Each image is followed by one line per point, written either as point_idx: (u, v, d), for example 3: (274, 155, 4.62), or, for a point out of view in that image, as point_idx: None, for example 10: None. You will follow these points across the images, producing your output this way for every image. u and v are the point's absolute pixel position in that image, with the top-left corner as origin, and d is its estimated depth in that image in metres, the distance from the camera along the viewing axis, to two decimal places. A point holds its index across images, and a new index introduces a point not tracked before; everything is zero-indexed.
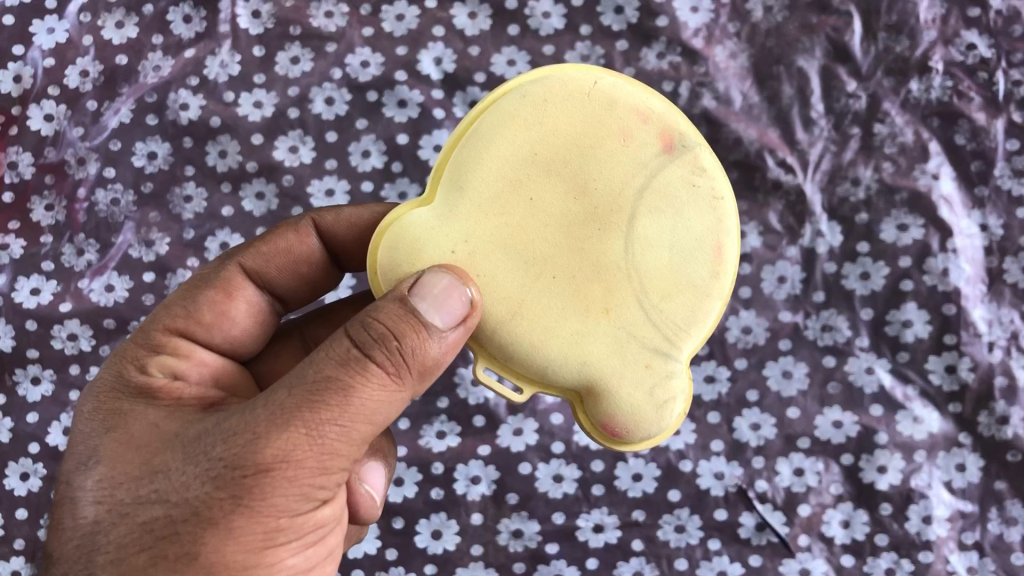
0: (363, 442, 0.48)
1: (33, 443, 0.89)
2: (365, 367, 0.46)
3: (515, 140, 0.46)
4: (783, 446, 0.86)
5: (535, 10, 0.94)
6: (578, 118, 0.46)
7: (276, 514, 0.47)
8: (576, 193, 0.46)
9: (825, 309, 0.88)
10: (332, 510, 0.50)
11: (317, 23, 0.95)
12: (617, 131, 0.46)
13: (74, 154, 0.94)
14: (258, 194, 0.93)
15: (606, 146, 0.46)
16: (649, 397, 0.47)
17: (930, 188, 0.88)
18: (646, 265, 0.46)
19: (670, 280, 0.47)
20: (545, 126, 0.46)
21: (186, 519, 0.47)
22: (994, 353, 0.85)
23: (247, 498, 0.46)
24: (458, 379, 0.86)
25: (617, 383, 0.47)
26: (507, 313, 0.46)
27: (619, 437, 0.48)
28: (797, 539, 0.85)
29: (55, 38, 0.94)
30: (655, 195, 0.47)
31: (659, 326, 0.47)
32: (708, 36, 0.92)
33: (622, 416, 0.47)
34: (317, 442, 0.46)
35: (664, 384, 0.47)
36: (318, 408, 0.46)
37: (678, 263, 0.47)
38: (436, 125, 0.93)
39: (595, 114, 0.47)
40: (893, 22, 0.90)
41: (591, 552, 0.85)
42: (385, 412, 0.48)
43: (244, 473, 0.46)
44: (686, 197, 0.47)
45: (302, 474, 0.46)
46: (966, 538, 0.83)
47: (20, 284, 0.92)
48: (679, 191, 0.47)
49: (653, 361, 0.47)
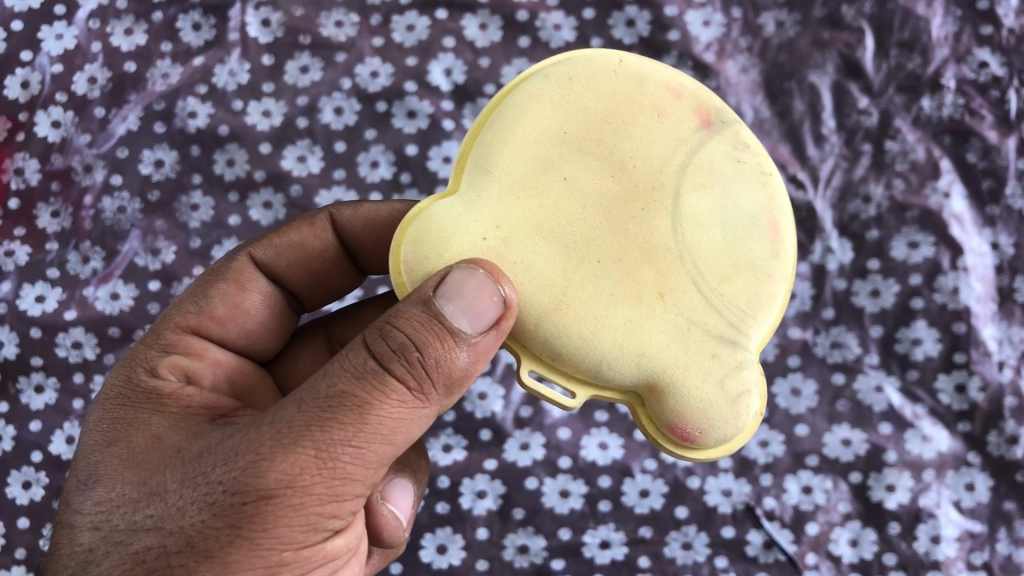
0: (380, 464, 0.47)
1: (36, 452, 0.88)
2: (384, 380, 0.45)
3: (544, 119, 0.46)
4: (791, 464, 0.86)
5: (546, 22, 0.94)
6: (608, 94, 0.47)
7: (278, 547, 0.46)
8: (615, 171, 0.46)
9: (835, 326, 0.88)
10: (344, 540, 0.50)
11: (327, 32, 0.94)
12: (650, 107, 0.47)
13: (81, 161, 0.93)
14: (265, 204, 0.92)
15: (640, 122, 0.47)
16: (721, 390, 0.45)
17: (941, 206, 0.88)
18: (699, 244, 0.46)
19: (729, 262, 0.46)
20: (574, 103, 0.47)
21: (180, 550, 0.46)
22: (1004, 372, 0.85)
23: (246, 528, 0.45)
24: (464, 393, 0.86)
25: (683, 375, 0.45)
26: (553, 302, 0.45)
27: (691, 440, 0.45)
28: (804, 557, 0.84)
29: (63, 45, 0.94)
30: (699, 170, 0.47)
31: (720, 309, 0.45)
32: (720, 51, 0.92)
33: (692, 415, 0.44)
34: (327, 465, 0.45)
35: (736, 375, 0.45)
36: (331, 426, 0.45)
37: (733, 242, 0.46)
38: (446, 136, 0.93)
39: (624, 90, 0.47)
40: (905, 38, 0.90)
41: (596, 569, 0.84)
42: (406, 429, 0.47)
43: (245, 500, 0.45)
44: (731, 173, 0.47)
45: (309, 501, 0.45)
46: (975, 559, 0.82)
47: (25, 291, 0.91)
48: (724, 166, 0.47)
49: (720, 349, 0.45)
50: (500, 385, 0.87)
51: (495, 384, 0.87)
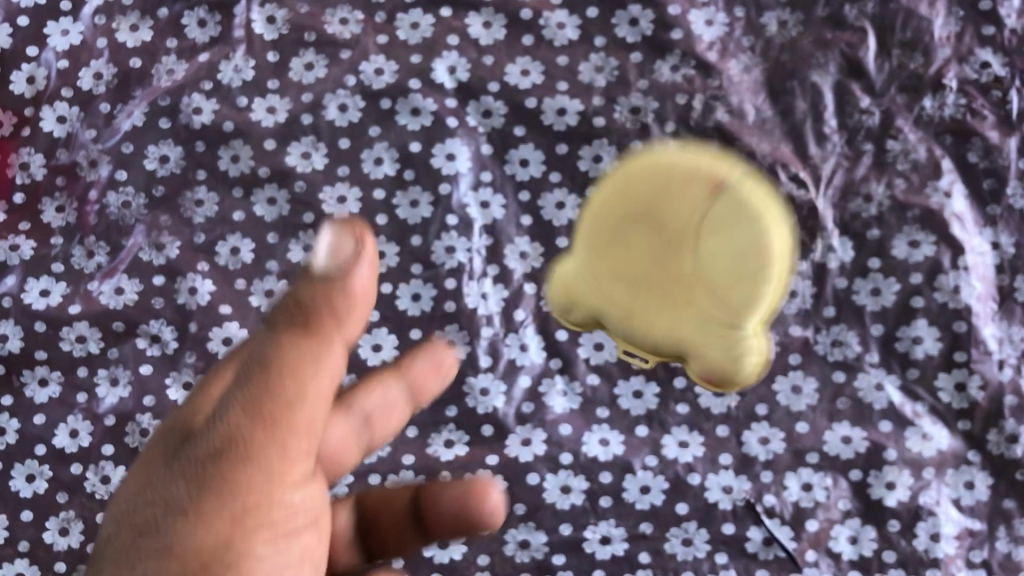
0: (313, 406, 0.44)
1: (40, 445, 0.89)
2: (286, 329, 0.44)
3: (602, 204, 0.60)
4: (791, 461, 0.86)
5: (550, 21, 0.95)
6: (644, 178, 0.58)
7: (214, 509, 0.41)
8: (654, 231, 0.57)
9: (836, 324, 0.88)
10: (302, 498, 0.45)
11: (332, 30, 0.95)
12: (674, 181, 0.57)
13: (86, 156, 0.94)
14: (269, 200, 0.93)
15: (670, 195, 0.57)
16: (728, 354, 0.59)
17: (942, 206, 0.88)
18: (711, 274, 0.56)
19: (733, 280, 0.56)
20: (619, 188, 0.59)
21: (118, 536, 0.42)
22: (1004, 371, 0.85)
23: (176, 492, 0.42)
24: (467, 388, 0.88)
25: (703, 357, 0.59)
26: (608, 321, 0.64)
27: (720, 381, 0.61)
28: (804, 554, 0.84)
29: (69, 40, 0.95)
30: (712, 221, 0.56)
31: (728, 315, 0.57)
32: (722, 50, 0.93)
33: (710, 372, 0.60)
34: (244, 409, 0.43)
35: (740, 345, 0.59)
36: (241, 376, 0.44)
37: (738, 269, 0.56)
38: (450, 133, 0.93)
39: (654, 172, 0.58)
40: (907, 39, 0.91)
41: (597, 564, 0.85)
42: (325, 371, 0.44)
43: (176, 464, 0.43)
44: (736, 220, 0.55)
45: (236, 454, 0.42)
46: (974, 557, 0.83)
47: (29, 285, 0.91)
48: (732, 214, 0.55)
49: (729, 331, 0.58)
50: (503, 380, 0.88)
51: (497, 380, 0.88)
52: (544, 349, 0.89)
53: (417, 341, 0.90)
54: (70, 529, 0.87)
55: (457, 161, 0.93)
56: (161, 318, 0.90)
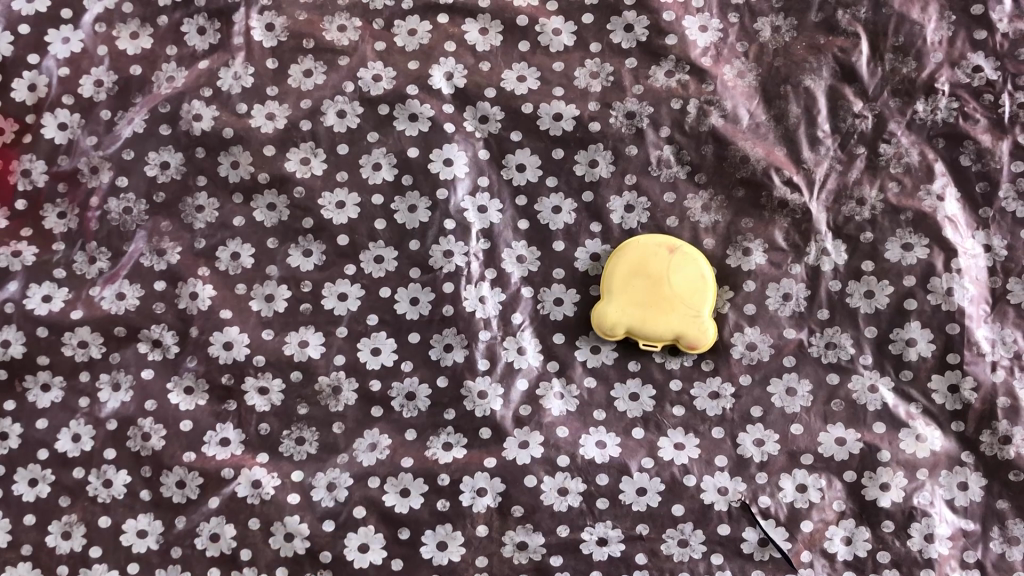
0: None
1: (43, 450, 0.89)
2: None
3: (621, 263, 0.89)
4: (786, 462, 0.87)
5: (546, 27, 0.96)
6: (645, 248, 0.89)
7: None
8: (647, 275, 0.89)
9: (830, 326, 0.89)
10: None
11: (330, 37, 0.96)
12: (662, 250, 0.89)
13: (87, 163, 0.95)
14: (269, 205, 0.94)
15: (658, 257, 0.89)
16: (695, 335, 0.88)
17: (935, 209, 0.89)
18: (682, 295, 0.88)
19: (693, 294, 0.88)
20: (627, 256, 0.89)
21: None
22: (997, 373, 0.86)
23: None
24: (464, 391, 0.89)
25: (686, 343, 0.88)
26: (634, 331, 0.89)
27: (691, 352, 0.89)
28: (799, 555, 0.85)
29: (69, 48, 0.96)
30: (679, 264, 0.88)
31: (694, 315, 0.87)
32: (716, 56, 0.94)
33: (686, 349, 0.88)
34: None
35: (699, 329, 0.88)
36: None
37: (694, 291, 0.88)
38: (447, 139, 0.94)
39: (647, 249, 0.89)
40: (900, 43, 0.92)
41: (595, 565, 0.86)
42: None
43: None
44: (687, 266, 0.88)
45: None
46: (968, 557, 0.84)
47: (31, 291, 0.92)
48: (682, 262, 0.88)
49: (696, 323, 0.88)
50: (500, 384, 0.89)
51: (494, 383, 0.89)
52: (541, 351, 0.90)
53: (415, 345, 0.91)
54: (72, 533, 0.88)
55: (454, 166, 0.94)
56: (162, 323, 0.91)
